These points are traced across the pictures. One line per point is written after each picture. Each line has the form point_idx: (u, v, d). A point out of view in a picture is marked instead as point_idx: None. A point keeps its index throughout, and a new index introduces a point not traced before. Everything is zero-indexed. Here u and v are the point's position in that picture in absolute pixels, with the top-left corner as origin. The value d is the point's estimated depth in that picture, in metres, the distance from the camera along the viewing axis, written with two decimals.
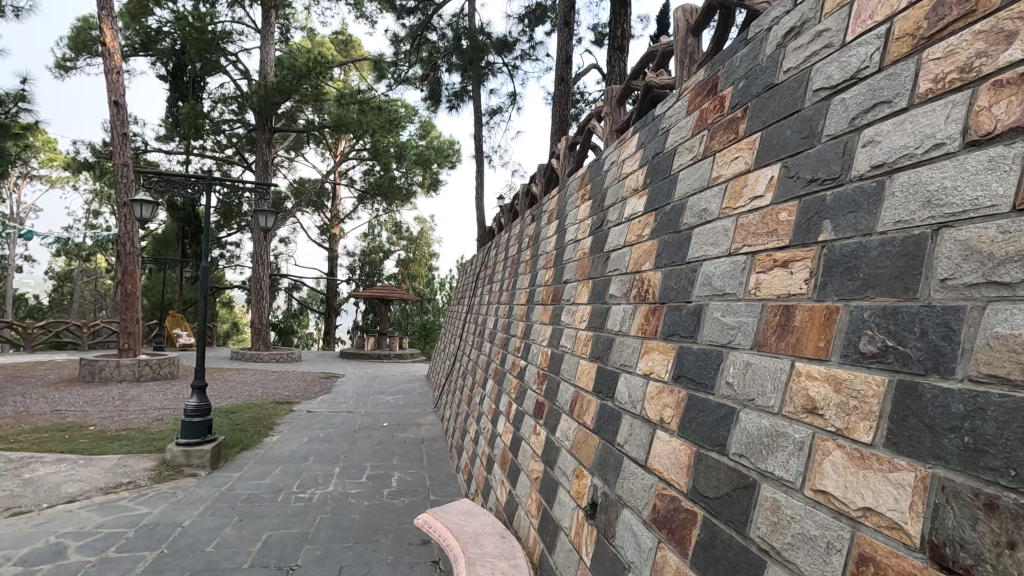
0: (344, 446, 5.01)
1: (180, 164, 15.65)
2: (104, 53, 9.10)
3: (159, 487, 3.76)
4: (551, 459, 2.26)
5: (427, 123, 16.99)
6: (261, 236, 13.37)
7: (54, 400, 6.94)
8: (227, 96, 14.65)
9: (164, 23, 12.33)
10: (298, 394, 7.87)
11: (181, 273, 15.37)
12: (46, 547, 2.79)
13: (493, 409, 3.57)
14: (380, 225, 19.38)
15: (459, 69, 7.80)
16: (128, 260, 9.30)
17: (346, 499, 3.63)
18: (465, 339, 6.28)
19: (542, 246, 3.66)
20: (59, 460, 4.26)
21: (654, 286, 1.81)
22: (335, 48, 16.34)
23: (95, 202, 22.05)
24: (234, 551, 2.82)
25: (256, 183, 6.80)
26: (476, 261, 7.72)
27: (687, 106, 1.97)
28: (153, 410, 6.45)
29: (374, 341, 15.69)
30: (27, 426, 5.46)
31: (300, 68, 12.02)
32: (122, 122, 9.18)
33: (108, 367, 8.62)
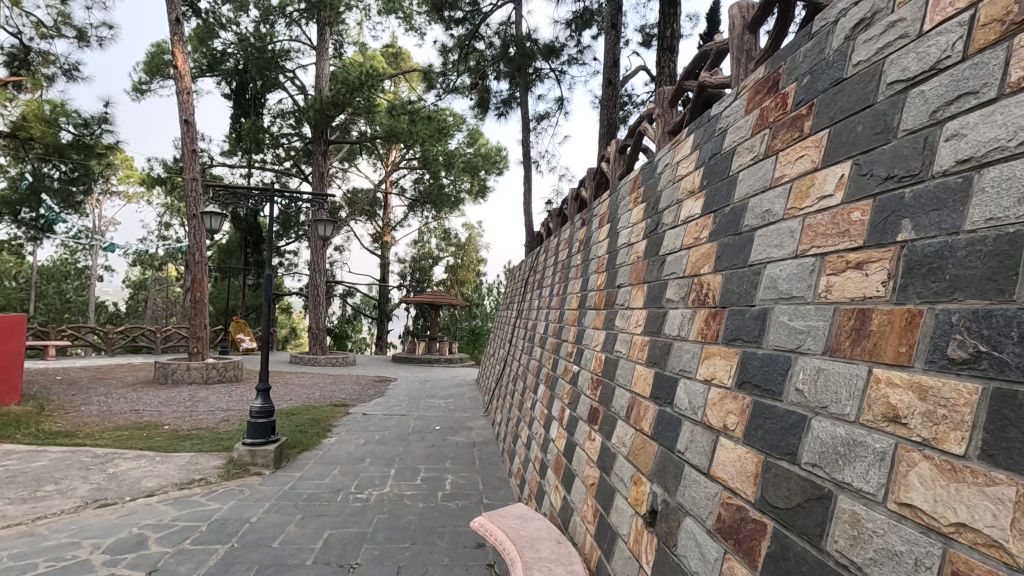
0: (398, 448, 5.13)
1: (242, 177, 16.48)
2: (176, 75, 9.71)
3: (228, 484, 3.95)
4: (607, 465, 2.24)
5: (474, 130, 17.20)
6: (317, 245, 13.87)
7: (132, 400, 7.43)
8: (285, 111, 15.35)
9: (228, 45, 13.04)
10: (354, 397, 8.12)
11: (244, 281, 16.13)
12: (130, 538, 2.99)
13: (546, 413, 3.56)
14: (430, 232, 19.72)
15: (507, 76, 7.87)
16: (197, 268, 9.84)
17: (402, 500, 3.71)
18: (515, 343, 6.29)
19: (593, 250, 3.64)
20: (139, 456, 4.56)
21: (714, 289, 1.77)
22: (386, 60, 16.84)
23: (167, 215, 23.45)
24: (298, 548, 2.93)
25: (314, 194, 7.07)
26: (525, 267, 7.73)
27: (746, 105, 1.91)
28: (221, 411, 6.80)
29: (424, 345, 15.97)
30: (109, 425, 5.86)
31: (353, 81, 12.45)
32: (191, 139, 9.75)
33: (179, 370, 9.15)
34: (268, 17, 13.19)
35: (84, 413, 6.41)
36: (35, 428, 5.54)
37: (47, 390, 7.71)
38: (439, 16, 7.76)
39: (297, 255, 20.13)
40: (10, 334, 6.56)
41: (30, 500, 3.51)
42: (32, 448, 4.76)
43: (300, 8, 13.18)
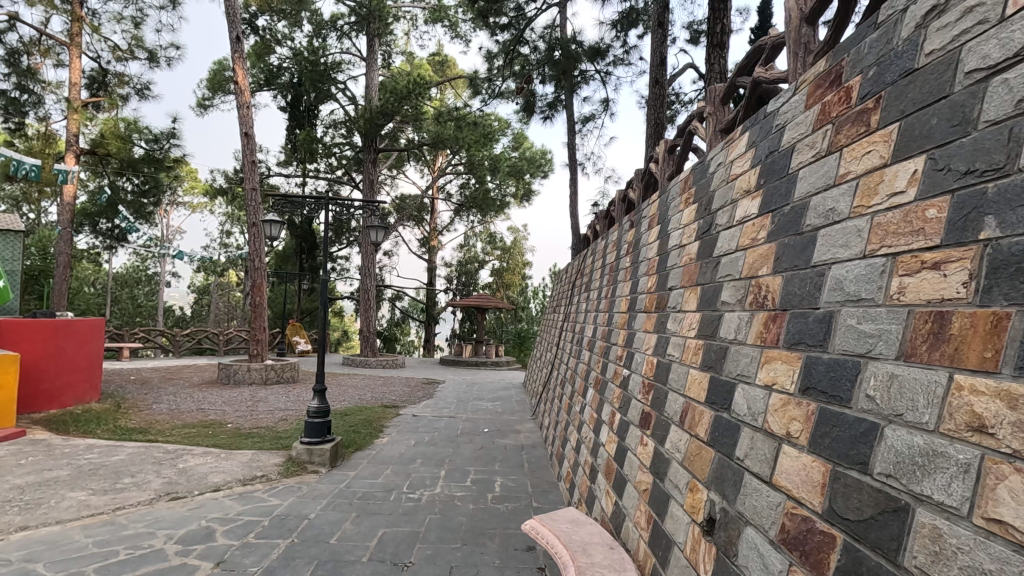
0: (448, 450, 5.20)
1: (298, 186, 17.15)
2: (237, 90, 10.19)
3: (287, 482, 4.11)
4: (661, 470, 2.20)
5: (519, 134, 17.25)
6: (368, 250, 14.24)
7: (199, 399, 7.84)
8: (337, 121, 15.89)
9: (283, 60, 13.60)
10: (404, 399, 8.28)
11: (299, 286, 16.75)
12: (199, 530, 3.16)
13: (595, 417, 3.53)
14: (475, 236, 19.93)
15: (552, 79, 7.88)
16: (256, 274, 10.28)
17: (452, 501, 3.77)
18: (563, 347, 6.25)
19: (643, 252, 3.59)
20: (205, 452, 4.81)
21: (773, 292, 1.71)
22: (432, 68, 17.17)
23: (228, 223, 24.64)
24: (354, 545, 3.02)
25: (364, 202, 7.27)
26: (572, 270, 7.70)
27: (805, 100, 1.84)
28: (279, 411, 7.07)
29: (471, 348, 16.10)
30: (178, 422, 6.21)
31: (401, 90, 12.74)
32: (251, 150, 10.21)
33: (241, 370, 9.60)
34: (320, 31, 13.69)
35: (155, 411, 6.81)
36: (112, 424, 5.93)
37: (123, 390, 8.23)
38: (484, 22, 7.84)
39: (348, 260, 20.76)
40: (89, 337, 7.02)
41: (109, 492, 3.77)
42: (111, 444, 5.10)
43: (350, 22, 13.62)
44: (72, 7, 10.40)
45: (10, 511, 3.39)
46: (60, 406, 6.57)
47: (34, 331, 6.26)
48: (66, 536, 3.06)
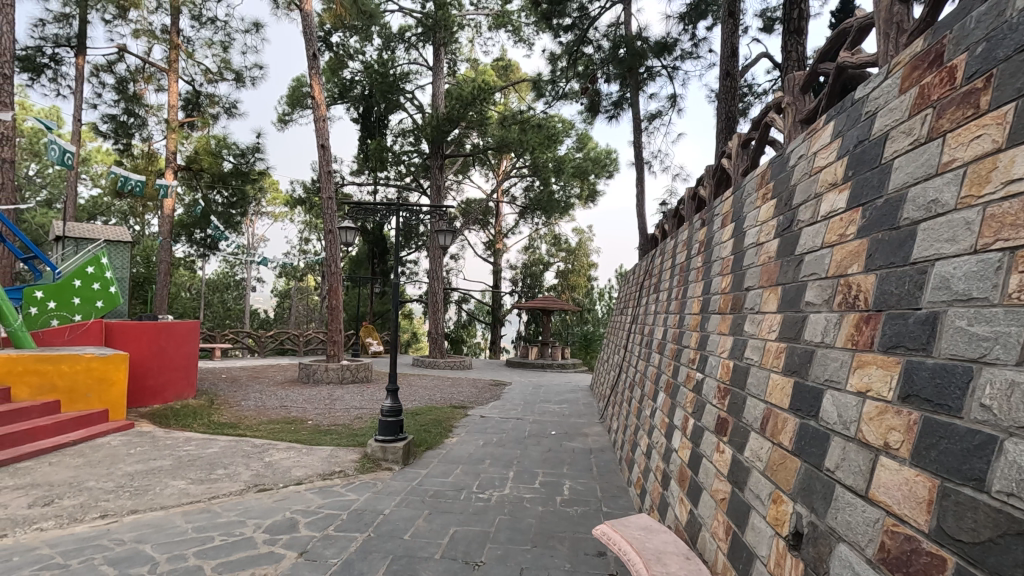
0: (516, 451, 5.23)
1: (369, 193, 17.85)
2: (314, 105, 10.75)
3: (363, 478, 4.28)
4: (740, 479, 2.10)
5: (584, 135, 17.10)
6: (435, 254, 14.59)
7: (282, 397, 8.33)
8: (406, 130, 16.42)
9: (355, 73, 14.22)
10: (472, 400, 8.42)
11: (371, 289, 17.43)
12: (284, 520, 3.35)
13: (667, 422, 3.42)
14: (540, 238, 19.97)
15: (617, 77, 7.74)
16: (333, 278, 10.79)
17: (521, 503, 3.78)
18: (631, 349, 6.12)
19: (716, 251, 3.45)
20: (289, 447, 5.11)
21: (866, 291, 1.59)
22: (496, 74, 17.39)
23: (306, 231, 26.04)
24: (427, 541, 3.09)
25: (432, 207, 7.44)
26: (639, 271, 7.54)
27: (899, 83, 1.70)
28: (355, 410, 7.38)
29: (537, 350, 16.07)
30: (265, 418, 6.62)
31: (466, 97, 13.01)
32: (327, 161, 10.74)
33: (319, 370, 10.11)
34: (389, 44, 14.22)
35: (244, 408, 7.30)
36: (207, 419, 6.41)
37: (216, 387, 8.89)
38: (547, 25, 7.84)
39: (417, 264, 21.38)
40: (186, 338, 7.63)
41: (205, 482, 4.07)
42: (207, 437, 5.52)
43: (417, 32, 14.04)
44: (170, 37, 11.40)
45: (123, 496, 3.74)
46: (162, 401, 7.15)
47: (141, 331, 7.01)
48: (169, 521, 3.34)
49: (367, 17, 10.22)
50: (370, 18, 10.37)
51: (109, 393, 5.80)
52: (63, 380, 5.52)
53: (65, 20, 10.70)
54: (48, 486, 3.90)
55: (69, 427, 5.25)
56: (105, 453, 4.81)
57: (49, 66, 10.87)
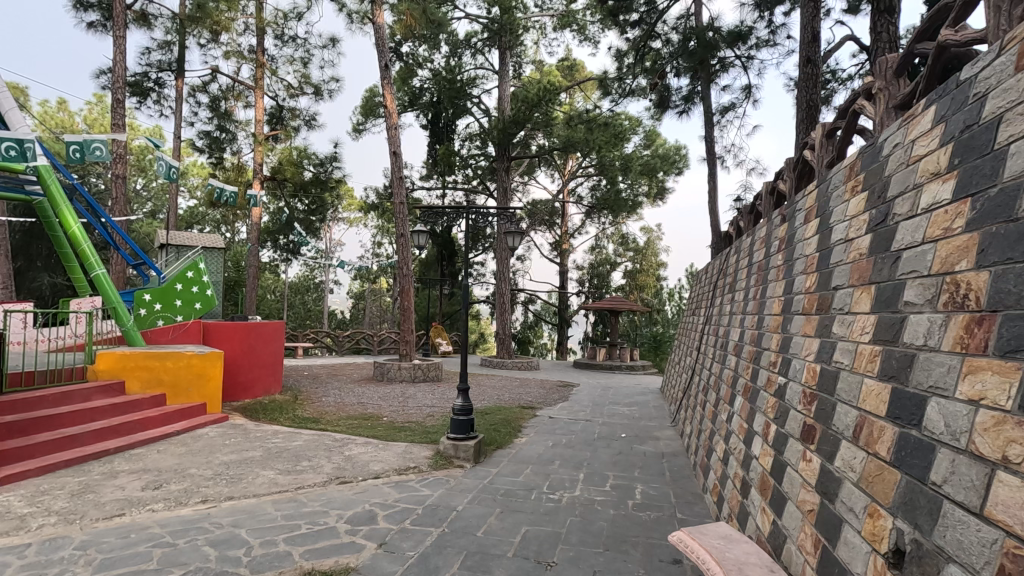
0: (585, 453, 5.20)
1: (438, 197, 18.32)
2: (386, 113, 11.16)
3: (437, 474, 4.40)
4: (830, 490, 1.98)
5: (651, 132, 16.70)
6: (502, 255, 14.75)
7: (359, 394, 8.71)
8: (473, 134, 16.73)
9: (424, 81, 14.67)
10: (540, 400, 8.45)
11: (440, 291, 17.85)
12: (363, 512, 3.50)
13: (746, 428, 3.27)
14: (607, 238, 19.71)
15: (687, 71, 7.49)
16: (405, 280, 11.16)
17: (593, 505, 3.74)
18: (704, 351, 5.92)
19: (798, 248, 3.27)
20: (366, 442, 5.34)
21: (977, 290, 1.46)
22: (561, 74, 17.36)
23: (378, 235, 27.10)
24: (499, 539, 3.13)
25: (499, 210, 7.52)
26: (712, 270, 7.28)
27: (1015, 60, 1.54)
28: (427, 408, 7.59)
29: (605, 352, 15.77)
30: (344, 414, 6.95)
31: (532, 98, 13.10)
32: (398, 167, 11.13)
33: (393, 369, 10.49)
34: (456, 50, 14.56)
35: (325, 404, 7.70)
36: (291, 414, 6.81)
37: (299, 384, 9.42)
38: (614, 22, 7.72)
39: (484, 266, 21.69)
40: (273, 337, 8.15)
41: (291, 473, 4.33)
42: (291, 431, 5.87)
43: (483, 38, 14.27)
44: (256, 56, 12.22)
45: (220, 483, 4.05)
46: (251, 396, 7.68)
47: (233, 331, 7.55)
48: (261, 508, 3.58)
49: (435, 25, 10.50)
50: (439, 27, 10.64)
51: (206, 388, 6.30)
52: (168, 376, 6.03)
53: (167, 47, 11.71)
54: (158, 472, 4.29)
55: (173, 419, 5.76)
56: (203, 443, 5.22)
57: (154, 89, 11.94)
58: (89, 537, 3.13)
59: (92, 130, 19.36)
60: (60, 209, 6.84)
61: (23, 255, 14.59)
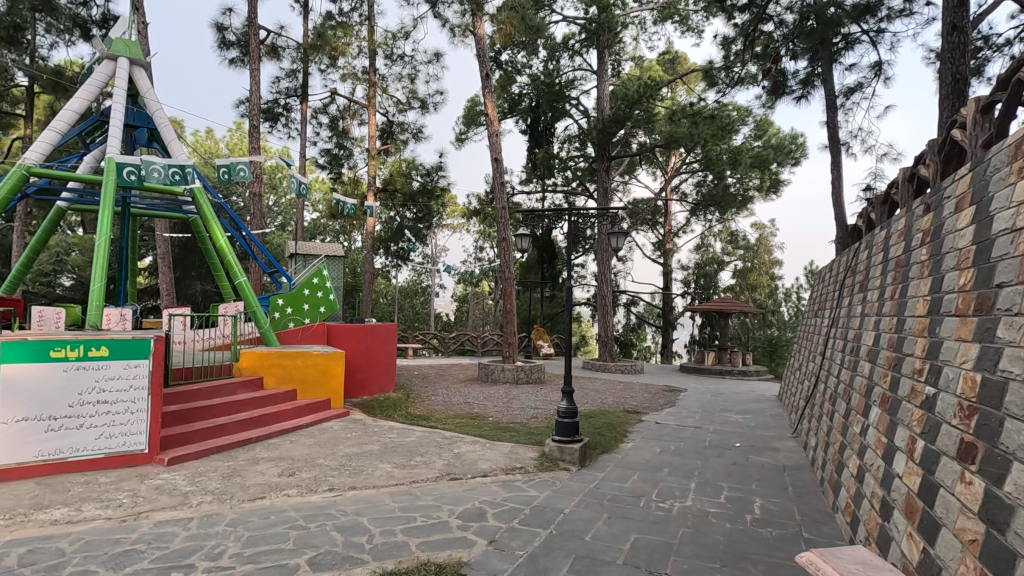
0: (696, 461, 4.97)
1: (538, 201, 18.49)
2: (487, 121, 11.45)
3: (543, 475, 4.43)
4: (999, 519, 1.73)
5: (763, 121, 15.64)
6: (603, 256, 14.53)
7: (465, 394, 9.01)
8: (572, 136, 16.70)
9: (523, 88, 14.90)
10: (645, 405, 8.22)
11: (541, 294, 17.99)
12: (473, 509, 3.61)
13: (886, 442, 2.94)
14: (714, 236, 18.75)
15: (805, 52, 6.90)
16: (507, 283, 11.36)
17: (706, 517, 3.56)
18: (831, 355, 5.42)
19: (948, 240, 2.89)
20: (474, 441, 5.51)
21: None
22: (663, 68, 16.76)
23: (480, 240, 27.87)
24: (608, 545, 3.08)
25: (599, 211, 7.40)
26: (838, 267, 6.65)
27: None
28: (531, 409, 7.67)
29: (714, 356, 14.90)
30: (452, 413, 7.23)
31: (632, 96, 12.80)
32: (499, 173, 11.37)
33: (497, 370, 10.73)
34: (554, 54, 14.63)
35: (435, 403, 8.04)
36: (404, 411, 7.20)
37: (410, 384, 9.94)
38: (720, 8, 7.30)
39: (585, 267, 21.54)
40: (387, 338, 8.65)
41: (406, 467, 4.57)
42: (404, 427, 6.21)
43: (581, 39, 14.20)
44: (368, 77, 13.09)
45: (344, 473, 4.38)
46: (369, 393, 8.21)
47: (352, 332, 8.14)
48: (381, 499, 3.82)
49: (534, 30, 10.63)
50: (537, 32, 10.74)
51: (329, 384, 6.85)
52: (298, 373, 6.65)
53: (293, 75, 12.90)
54: (292, 460, 4.74)
55: (303, 412, 6.32)
56: (329, 435, 5.67)
57: (283, 114, 13.21)
58: (238, 515, 3.52)
59: (233, 154, 21.89)
60: (211, 224, 7.70)
61: (182, 265, 16.82)
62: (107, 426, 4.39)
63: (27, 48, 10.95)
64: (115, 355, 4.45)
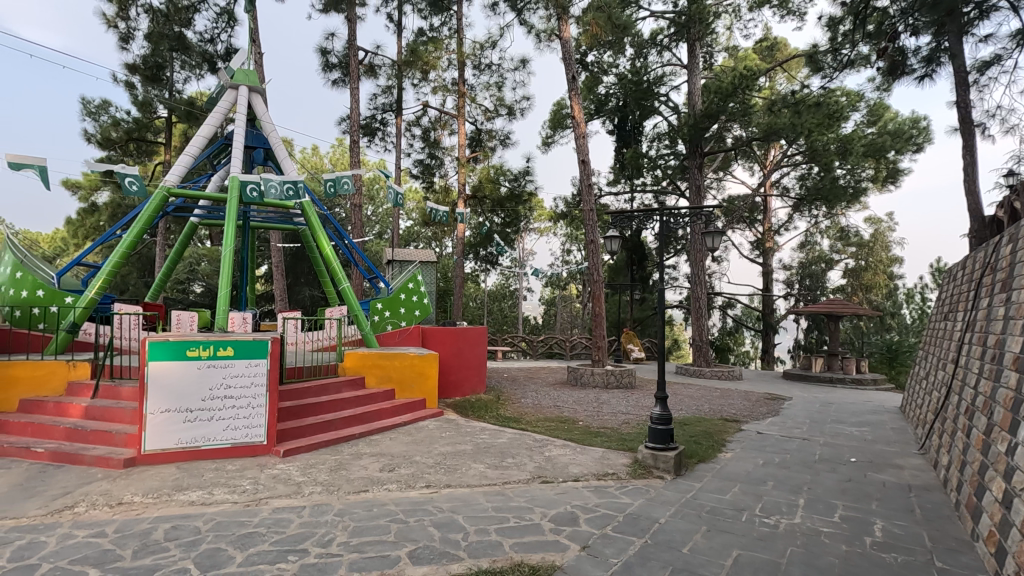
0: (805, 476, 4.62)
1: (626, 202, 18.11)
2: (574, 124, 11.40)
3: (636, 482, 4.33)
4: None
5: (877, 105, 14.26)
6: (697, 257, 13.93)
7: (555, 397, 9.01)
8: (662, 133, 16.21)
9: (610, 88, 14.68)
10: (745, 413, 7.77)
11: (630, 296, 17.59)
12: (566, 513, 3.60)
13: None
14: (821, 232, 17.39)
15: (929, 26, 6.19)
16: (596, 286, 11.21)
17: (818, 536, 3.30)
18: (967, 363, 4.81)
19: None
20: (565, 445, 5.49)
21: None
22: (760, 56, 15.80)
23: (567, 243, 27.76)
24: (708, 559, 2.94)
25: (692, 210, 7.11)
26: (974, 263, 5.90)
27: None
28: (622, 414, 7.52)
29: (823, 362, 13.75)
30: (543, 416, 7.26)
31: (726, 88, 12.18)
32: (587, 175, 11.26)
33: (586, 374, 10.64)
34: (642, 51, 14.29)
35: (524, 405, 8.12)
36: (495, 413, 7.34)
37: (501, 386, 10.11)
38: None
39: (677, 268, 20.77)
40: (478, 341, 8.86)
41: (498, 468, 4.65)
42: (496, 428, 6.32)
43: (670, 34, 13.76)
44: (458, 88, 13.51)
45: (439, 471, 4.54)
46: (461, 394, 8.46)
47: (444, 335, 8.43)
48: (475, 498, 3.92)
49: (621, 28, 10.45)
50: (624, 30, 10.54)
51: (425, 385, 7.12)
52: (396, 373, 6.99)
53: (389, 91, 13.62)
54: (391, 456, 4.99)
55: (401, 411, 6.63)
56: (425, 434, 5.91)
57: (380, 128, 13.98)
58: (344, 506, 3.76)
59: (336, 168, 23.50)
60: (318, 234, 8.30)
61: (293, 273, 18.29)
62: (233, 418, 4.86)
63: (167, 83, 12.35)
64: (240, 354, 4.93)
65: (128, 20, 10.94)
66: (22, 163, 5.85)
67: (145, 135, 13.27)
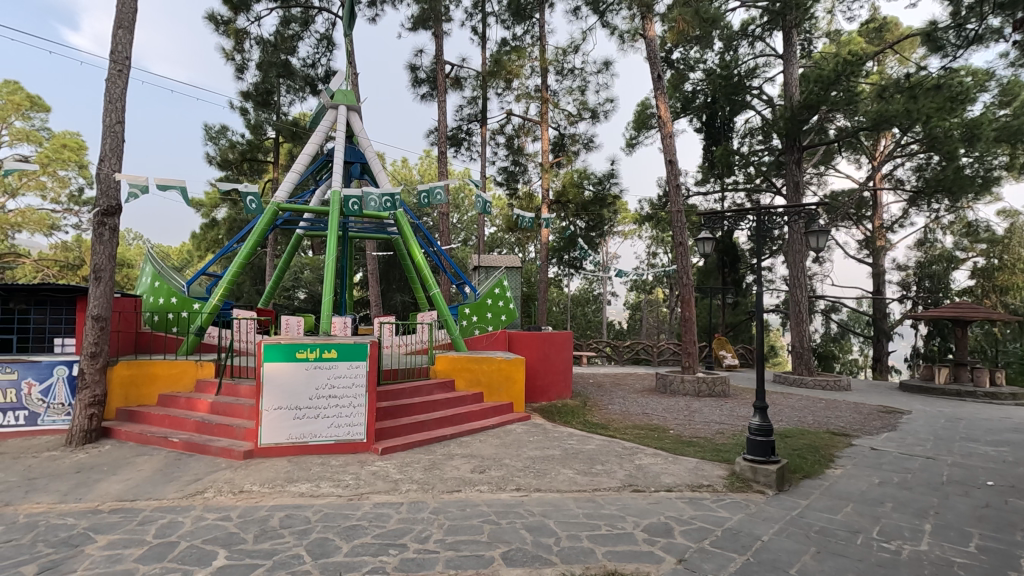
0: (931, 498, 4.17)
1: (717, 201, 17.37)
2: (659, 123, 11.08)
3: (734, 496, 4.12)
4: None
5: (1011, 83, 12.64)
6: (796, 257, 13.05)
7: (643, 404, 8.79)
8: (755, 129, 15.42)
9: (698, 84, 14.17)
10: (855, 427, 7.15)
11: (722, 300, 16.79)
12: (660, 524, 3.50)
13: None
14: (943, 228, 15.70)
15: None
16: (685, 289, 10.81)
17: (950, 567, 2.97)
18: None
19: None
20: (656, 454, 5.34)
21: None
22: (867, 39, 14.54)
23: (654, 245, 27.00)
24: None
25: (790, 209, 6.67)
26: None
27: None
28: (716, 424, 7.17)
29: (949, 372, 12.33)
30: (632, 423, 7.11)
31: (828, 75, 11.31)
32: (674, 174, 10.90)
33: (676, 381, 10.28)
34: (731, 43, 13.64)
35: (612, 412, 7.99)
36: (582, 419, 7.28)
37: (587, 391, 10.01)
38: None
39: (773, 270, 19.58)
40: (564, 345, 8.84)
41: (588, 474, 4.61)
42: (584, 434, 6.27)
43: (764, 23, 13.06)
44: (541, 94, 13.61)
45: (530, 475, 4.58)
46: (547, 399, 8.47)
47: (530, 340, 8.49)
48: (565, 504, 3.91)
49: (709, 23, 10.08)
50: (713, 23, 10.11)
51: (512, 389, 7.21)
52: (484, 376, 7.14)
53: (474, 101, 14.01)
54: (482, 458, 5.10)
55: (490, 414, 6.76)
56: (513, 437, 5.98)
57: (466, 138, 14.38)
58: (439, 505, 3.90)
59: (425, 178, 24.43)
60: (410, 243, 8.68)
61: (386, 279, 19.24)
62: (336, 417, 5.19)
63: (275, 107, 13.49)
64: (342, 357, 5.26)
65: (243, 52, 12.05)
66: (168, 184, 6.63)
67: (256, 155, 14.58)
